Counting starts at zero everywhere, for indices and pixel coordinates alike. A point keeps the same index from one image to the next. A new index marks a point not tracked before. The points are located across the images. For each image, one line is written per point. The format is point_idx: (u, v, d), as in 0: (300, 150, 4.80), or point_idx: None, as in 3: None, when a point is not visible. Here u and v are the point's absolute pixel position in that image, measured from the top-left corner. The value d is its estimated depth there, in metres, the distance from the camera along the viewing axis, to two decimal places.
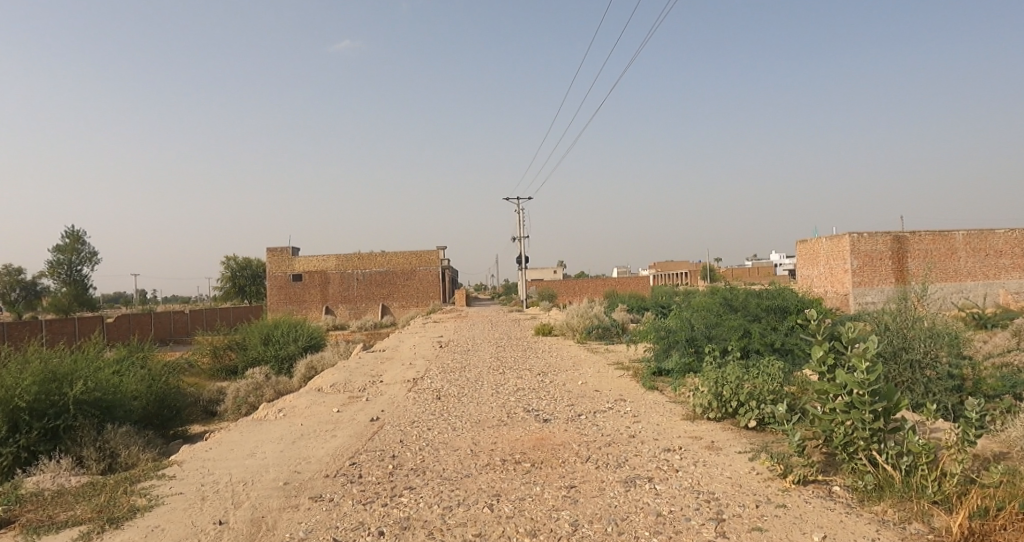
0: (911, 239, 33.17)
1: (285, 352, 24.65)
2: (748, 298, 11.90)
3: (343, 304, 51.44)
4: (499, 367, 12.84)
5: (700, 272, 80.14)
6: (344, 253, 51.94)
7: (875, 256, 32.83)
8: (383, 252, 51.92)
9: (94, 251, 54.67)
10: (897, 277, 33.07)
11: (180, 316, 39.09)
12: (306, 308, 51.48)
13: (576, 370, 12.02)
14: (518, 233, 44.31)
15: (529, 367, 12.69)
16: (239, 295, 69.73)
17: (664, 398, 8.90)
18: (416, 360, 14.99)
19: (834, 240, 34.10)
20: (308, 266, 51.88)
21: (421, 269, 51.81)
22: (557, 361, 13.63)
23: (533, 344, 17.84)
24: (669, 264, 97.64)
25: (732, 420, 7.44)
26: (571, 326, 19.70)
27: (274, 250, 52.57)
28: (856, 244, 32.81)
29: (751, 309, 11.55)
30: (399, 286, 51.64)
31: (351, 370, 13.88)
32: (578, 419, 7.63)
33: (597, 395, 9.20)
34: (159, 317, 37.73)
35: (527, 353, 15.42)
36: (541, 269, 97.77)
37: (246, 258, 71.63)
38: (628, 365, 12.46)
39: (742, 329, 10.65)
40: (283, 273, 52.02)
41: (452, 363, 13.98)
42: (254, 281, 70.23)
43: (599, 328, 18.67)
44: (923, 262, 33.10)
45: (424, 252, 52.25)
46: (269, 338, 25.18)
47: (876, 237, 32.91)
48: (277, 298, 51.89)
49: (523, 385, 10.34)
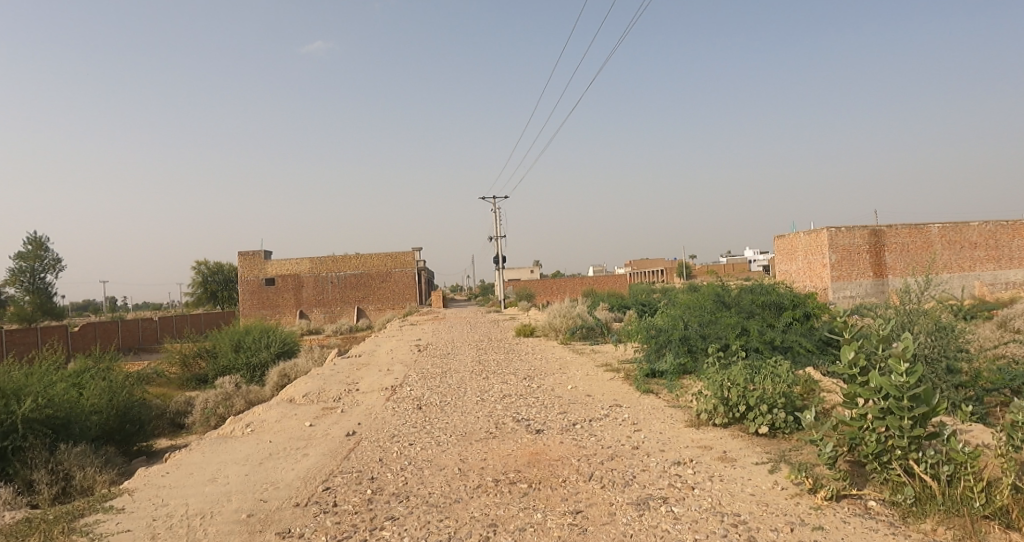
0: (887, 233, 33.39)
1: (257, 359, 23.56)
2: (742, 295, 11.49)
3: (318, 308, 50.16)
4: (482, 371, 12.16)
5: (677, 269, 80.45)
6: (318, 256, 50.70)
7: (852, 250, 32.98)
8: (359, 254, 50.79)
9: (57, 257, 52.51)
10: (875, 270, 33.26)
11: (149, 322, 37.68)
12: (280, 312, 50.14)
13: (564, 373, 11.41)
14: (496, 233, 43.69)
15: (515, 370, 12.04)
16: (211, 301, 67.83)
17: (662, 402, 8.36)
18: (394, 366, 14.22)
19: (812, 234, 34.19)
20: (281, 269, 50.50)
21: (398, 271, 50.81)
22: (543, 364, 13.00)
23: (517, 346, 17.19)
24: (645, 262, 97.94)
25: (740, 425, 6.94)
26: (554, 326, 19.12)
27: (246, 253, 50.99)
28: (834, 239, 32.93)
29: (745, 306, 11.15)
30: (375, 289, 50.58)
31: (325, 378, 13.06)
32: (574, 428, 7.02)
33: (590, 401, 8.61)
34: (126, 325, 36.22)
35: (511, 355, 14.76)
36: (519, 269, 97.16)
37: (218, 262, 69.73)
38: (618, 366, 11.89)
39: (739, 326, 10.20)
40: (256, 277, 50.58)
41: (432, 368, 13.26)
42: (226, 285, 68.34)
43: (583, 328, 18.09)
44: (899, 256, 33.37)
45: (401, 253, 51.24)
46: (240, 345, 24.06)
47: (853, 231, 33.05)
48: (249, 303, 50.42)
49: (510, 391, 9.69)
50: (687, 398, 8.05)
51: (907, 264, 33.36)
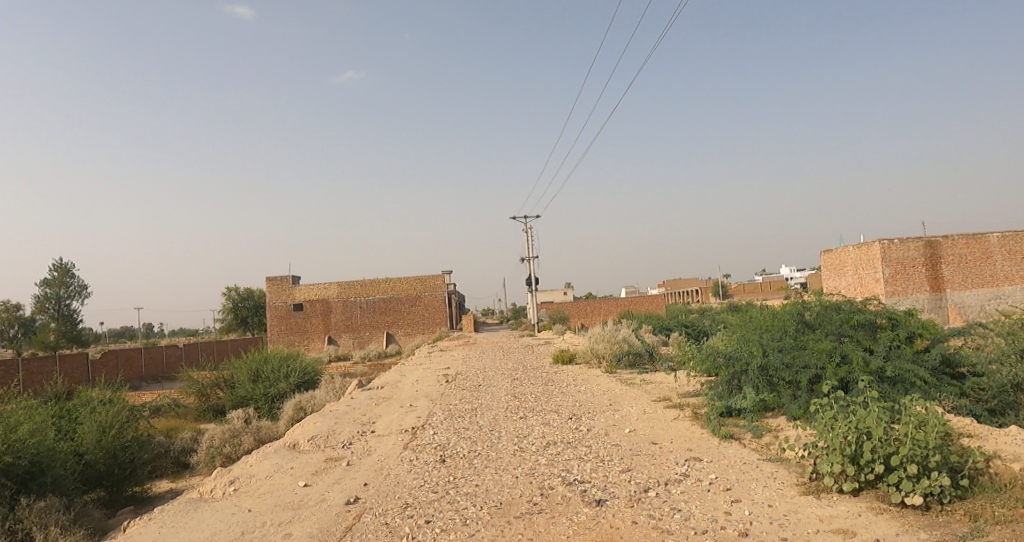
0: (945, 244, 30.60)
1: (275, 390, 22.12)
2: (828, 315, 9.52)
3: (346, 333, 49.15)
4: (518, 409, 10.39)
5: (710, 288, 77.61)
6: (345, 280, 49.81)
7: (908, 263, 30.31)
8: (386, 278, 49.73)
9: (84, 284, 52.72)
10: (932, 284, 30.48)
11: (173, 350, 36.95)
12: (307, 338, 49.19)
13: (615, 412, 9.57)
14: (525, 255, 42.13)
15: (556, 407, 10.25)
16: (241, 327, 67.69)
17: (755, 455, 6.51)
18: (418, 400, 12.56)
19: (862, 248, 31.64)
20: (309, 294, 49.73)
21: (426, 294, 49.50)
22: (588, 398, 11.16)
23: (554, 375, 15.35)
24: (677, 281, 94.93)
25: (869, 490, 5.09)
26: (596, 352, 17.27)
27: (273, 278, 50.42)
28: (887, 251, 30.34)
29: (833, 327, 9.20)
30: (403, 313, 49.29)
31: (339, 417, 11.43)
32: (647, 499, 5.21)
33: (659, 453, 6.77)
34: (150, 352, 35.61)
35: (549, 388, 12.95)
36: (549, 291, 95.21)
37: (248, 288, 69.82)
38: (680, 400, 10.01)
39: (837, 354, 8.23)
40: (283, 302, 49.86)
41: (461, 404, 11.53)
42: (256, 312, 68.14)
43: (630, 355, 16.20)
44: (959, 268, 30.52)
45: (428, 276, 49.93)
46: (258, 375, 22.69)
47: (907, 243, 30.43)
48: (277, 329, 49.69)
49: (555, 437, 7.90)
50: (789, 451, 6.14)
51: (968, 277, 30.49)
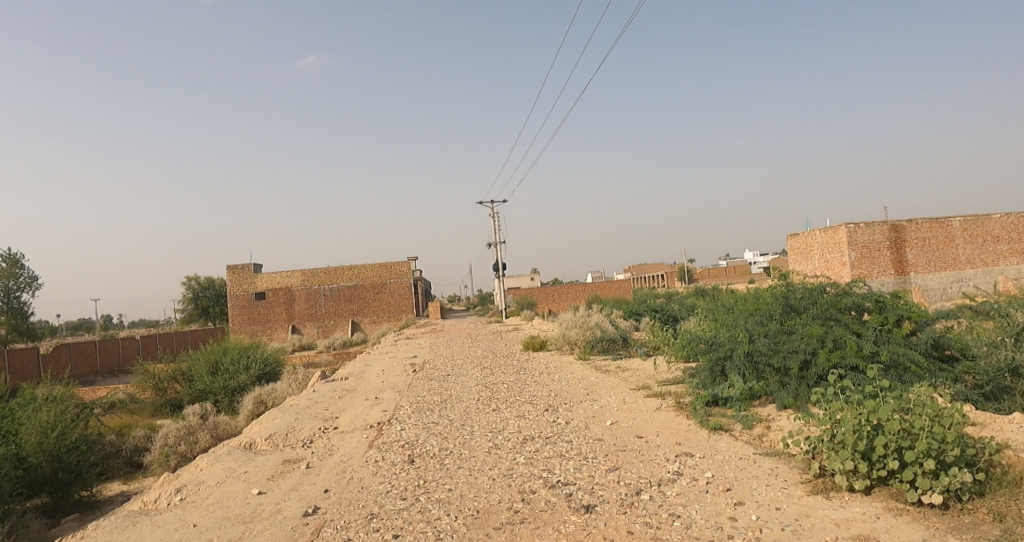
0: (908, 228, 31.11)
1: (235, 383, 21.06)
2: (814, 297, 9.18)
3: (312, 322, 47.82)
4: (491, 400, 9.82)
5: (678, 273, 78.36)
6: (310, 268, 48.36)
7: (872, 247, 30.73)
8: (352, 264, 48.47)
9: (35, 276, 49.95)
10: (896, 268, 31.00)
11: (131, 342, 35.38)
12: (272, 328, 47.70)
13: (595, 402, 9.08)
14: (495, 240, 41.49)
15: (531, 398, 9.71)
16: (202, 317, 65.40)
17: (748, 450, 6.07)
18: (384, 392, 11.86)
19: (828, 232, 31.96)
20: (272, 282, 48.13)
21: (393, 281, 48.43)
22: (564, 387, 10.66)
23: (527, 363, 14.81)
24: (645, 266, 95.54)
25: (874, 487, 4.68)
26: (569, 338, 16.81)
27: (234, 266, 48.57)
28: (852, 235, 30.68)
29: (819, 310, 8.88)
30: (371, 301, 48.17)
31: (299, 412, 10.67)
32: (640, 504, 4.69)
33: (646, 449, 6.27)
34: (105, 344, 33.88)
35: (522, 376, 12.40)
36: (518, 276, 94.79)
37: (209, 277, 67.48)
38: (660, 388, 9.59)
39: (828, 339, 7.87)
40: (245, 291, 48.18)
41: (430, 395, 10.90)
42: (218, 301, 65.89)
43: (604, 341, 15.78)
44: (921, 251, 31.10)
45: (396, 263, 48.83)
46: (218, 367, 21.60)
47: (872, 226, 30.82)
48: (239, 318, 48.05)
49: (533, 431, 7.36)
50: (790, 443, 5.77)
51: (929, 261, 31.12)
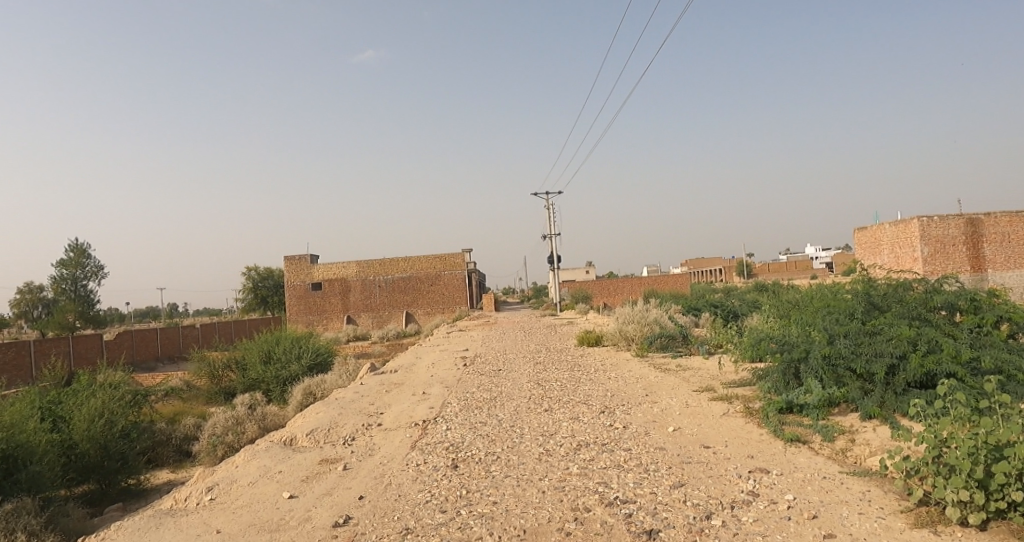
0: (987, 221, 28.55)
1: (286, 373, 21.37)
2: (900, 294, 8.14)
3: (365, 312, 48.59)
4: (542, 399, 9.32)
5: (735, 267, 75.61)
6: (363, 259, 49.09)
7: (948, 242, 28.38)
8: (405, 256, 48.87)
9: (100, 264, 52.97)
10: (971, 264, 28.58)
11: (190, 330, 36.93)
12: (326, 318, 48.78)
13: (654, 405, 8.41)
14: (546, 232, 40.87)
15: (585, 398, 9.13)
16: (262, 307, 67.75)
17: (834, 469, 5.31)
18: (431, 387, 11.55)
19: (898, 226, 29.70)
20: (327, 274, 49.13)
21: (445, 273, 48.59)
22: (620, 387, 10.02)
23: (581, 359, 14.22)
24: (701, 260, 92.62)
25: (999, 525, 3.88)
26: (625, 334, 16.08)
27: (291, 258, 49.87)
28: (926, 229, 28.40)
29: (908, 307, 7.85)
30: (422, 293, 48.48)
31: (345, 406, 10.47)
32: (712, 531, 4.07)
33: (716, 463, 5.59)
34: (165, 332, 35.37)
35: (576, 373, 11.84)
36: (570, 269, 93.65)
37: (269, 268, 69.71)
38: (725, 392, 8.83)
39: (921, 341, 6.88)
40: (302, 282, 49.39)
41: (478, 391, 10.49)
42: (276, 291, 68.05)
43: (662, 337, 15.00)
44: (1002, 247, 28.52)
45: (447, 255, 48.91)
46: (270, 356, 22.00)
47: (948, 220, 28.44)
48: (296, 308, 49.34)
49: (587, 437, 6.78)
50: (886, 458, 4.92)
51: (1012, 257, 28.54)
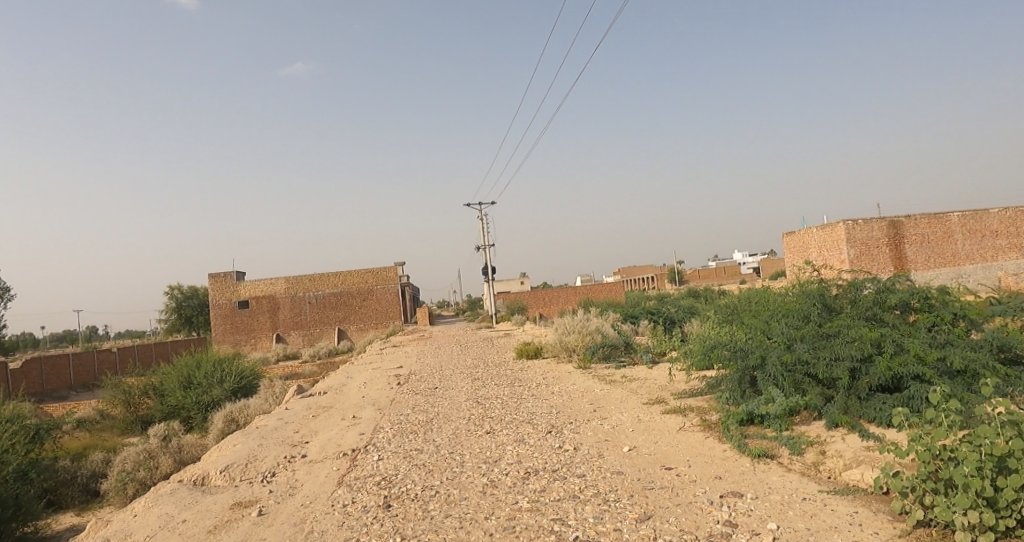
0: (906, 224, 30.13)
1: (208, 398, 19.59)
2: (855, 294, 7.92)
3: (296, 330, 46.27)
4: (483, 419, 8.56)
5: (669, 275, 77.53)
6: (294, 275, 46.82)
7: (871, 244, 29.72)
8: (338, 270, 46.98)
9: (6, 286, 48.11)
10: (896, 265, 30.06)
11: (107, 354, 33.92)
12: (255, 337, 46.11)
13: (605, 421, 7.82)
14: (483, 243, 40.25)
15: (532, 416, 8.45)
16: (185, 327, 63.54)
17: (812, 488, 4.85)
18: (363, 410, 10.55)
19: (826, 229, 30.92)
20: (256, 290, 46.54)
21: (379, 288, 46.95)
22: (566, 402, 9.41)
23: (521, 373, 13.55)
24: (636, 269, 94.60)
25: None
26: (566, 345, 15.57)
27: (216, 274, 46.90)
28: (851, 232, 29.66)
29: (864, 308, 7.63)
30: (356, 308, 46.69)
31: (265, 436, 9.33)
32: None
33: (682, 488, 5.01)
34: (78, 358, 32.22)
35: (519, 389, 11.15)
36: (508, 281, 93.23)
37: (193, 286, 65.56)
38: (676, 404, 8.37)
39: (881, 342, 6.62)
40: (228, 300, 46.53)
41: (414, 413, 9.61)
42: (201, 310, 64.01)
43: (604, 347, 14.57)
44: (920, 248, 30.18)
45: (383, 268, 47.38)
46: (190, 381, 20.14)
47: (871, 223, 29.79)
48: (222, 328, 46.38)
49: (537, 462, 6.07)
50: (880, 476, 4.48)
51: (929, 257, 30.21)
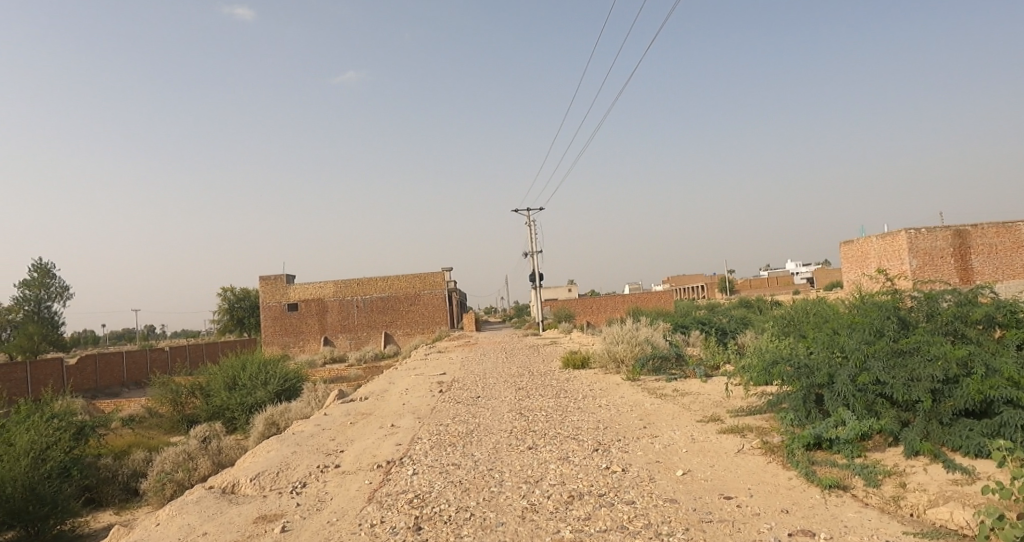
0: (974, 233, 28.09)
1: (251, 400, 19.83)
2: (934, 306, 7.09)
3: (342, 333, 46.94)
4: (525, 433, 8.12)
5: (716, 284, 75.26)
6: (341, 279, 47.58)
7: (935, 254, 27.79)
8: (384, 275, 47.47)
9: (64, 285, 50.73)
10: (960, 277, 28.03)
11: (158, 353, 35.21)
12: (303, 340, 47.02)
13: (656, 440, 7.25)
14: (528, 249, 39.85)
15: (575, 432, 7.95)
16: (238, 328, 65.59)
17: (898, 530, 4.20)
18: (401, 419, 10.27)
19: (886, 238, 29.13)
20: (304, 294, 47.51)
21: (426, 293, 47.23)
22: (613, 417, 8.87)
23: (566, 384, 13.03)
24: (683, 278, 92.33)
25: None
26: (614, 355, 14.96)
27: (267, 278, 48.18)
28: (913, 241, 27.82)
29: (943, 322, 6.79)
30: (402, 312, 47.03)
31: (301, 442, 9.17)
32: None
33: (743, 523, 4.44)
34: (132, 356, 33.55)
35: (563, 401, 10.66)
36: (553, 287, 92.37)
37: (246, 289, 67.65)
38: (733, 423, 7.71)
39: (971, 360, 5.80)
40: (278, 302, 47.68)
41: (453, 424, 9.26)
42: (253, 312, 65.95)
43: (654, 359, 13.91)
44: (988, 259, 28.05)
45: (428, 273, 47.58)
46: (235, 383, 20.46)
47: (935, 232, 27.88)
48: (271, 330, 47.53)
49: (579, 485, 5.59)
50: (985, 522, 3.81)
51: (998, 269, 28.04)
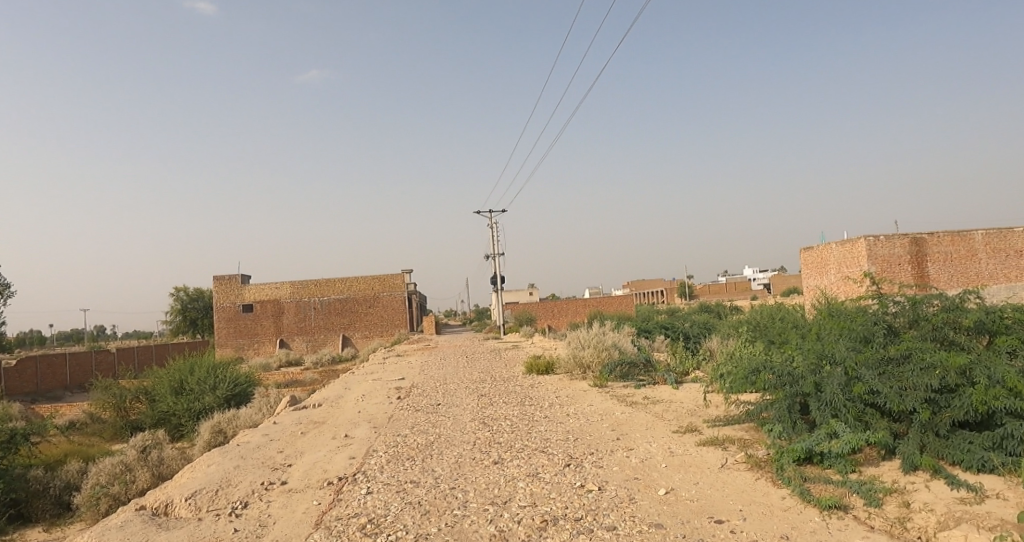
0: (929, 241, 28.83)
1: (199, 406, 18.62)
2: (920, 312, 6.79)
3: (299, 336, 45.40)
4: (490, 445, 7.52)
5: (678, 289, 76.14)
6: (299, 279, 46.04)
7: (893, 261, 28.37)
8: (344, 276, 46.13)
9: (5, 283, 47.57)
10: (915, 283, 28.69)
11: (106, 355, 33.29)
12: (258, 342, 45.26)
13: (632, 453, 6.74)
14: (492, 251, 39.25)
15: (545, 444, 7.38)
16: (191, 329, 62.98)
17: None
18: (356, 429, 9.51)
19: (846, 245, 29.62)
20: (260, 294, 45.76)
21: (386, 294, 46.07)
22: (584, 427, 8.35)
23: (532, 391, 12.49)
24: (645, 282, 93.22)
25: None
26: (581, 361, 14.48)
27: (221, 277, 46.18)
28: (872, 248, 28.34)
29: (930, 328, 6.53)
30: (362, 315, 45.80)
31: (245, 455, 8.35)
32: None
33: None
34: (76, 358, 31.58)
35: (529, 409, 10.10)
36: (516, 290, 91.98)
37: (199, 288, 65.03)
38: (712, 434, 7.27)
39: (969, 369, 5.46)
40: (232, 303, 45.79)
41: (412, 434, 8.59)
42: (207, 313, 63.40)
43: (622, 365, 13.46)
44: (943, 267, 28.79)
45: (389, 275, 46.47)
46: (183, 387, 19.20)
47: (893, 240, 28.46)
48: (225, 331, 45.61)
49: (555, 507, 5.01)
50: None
51: (952, 276, 28.80)
